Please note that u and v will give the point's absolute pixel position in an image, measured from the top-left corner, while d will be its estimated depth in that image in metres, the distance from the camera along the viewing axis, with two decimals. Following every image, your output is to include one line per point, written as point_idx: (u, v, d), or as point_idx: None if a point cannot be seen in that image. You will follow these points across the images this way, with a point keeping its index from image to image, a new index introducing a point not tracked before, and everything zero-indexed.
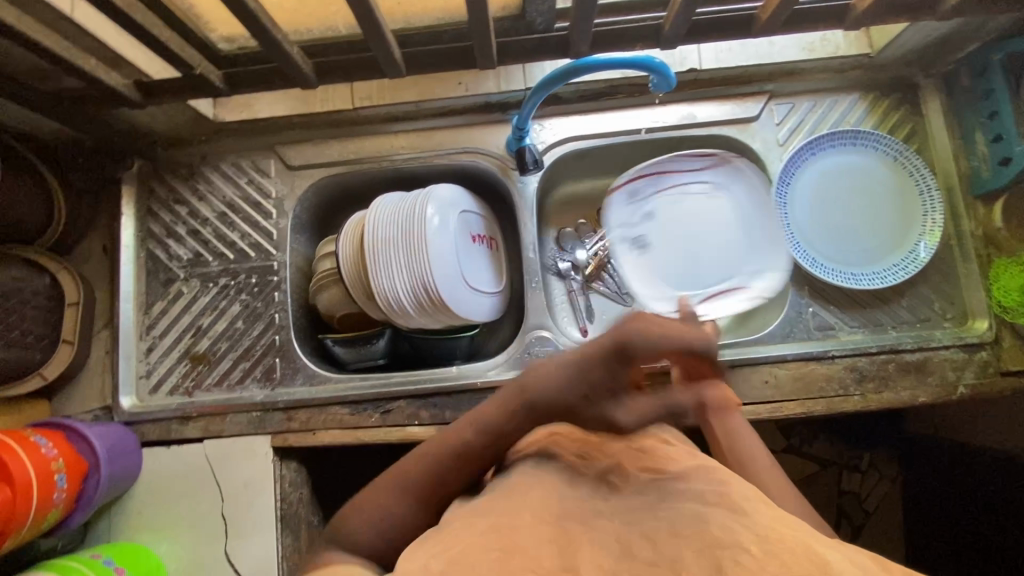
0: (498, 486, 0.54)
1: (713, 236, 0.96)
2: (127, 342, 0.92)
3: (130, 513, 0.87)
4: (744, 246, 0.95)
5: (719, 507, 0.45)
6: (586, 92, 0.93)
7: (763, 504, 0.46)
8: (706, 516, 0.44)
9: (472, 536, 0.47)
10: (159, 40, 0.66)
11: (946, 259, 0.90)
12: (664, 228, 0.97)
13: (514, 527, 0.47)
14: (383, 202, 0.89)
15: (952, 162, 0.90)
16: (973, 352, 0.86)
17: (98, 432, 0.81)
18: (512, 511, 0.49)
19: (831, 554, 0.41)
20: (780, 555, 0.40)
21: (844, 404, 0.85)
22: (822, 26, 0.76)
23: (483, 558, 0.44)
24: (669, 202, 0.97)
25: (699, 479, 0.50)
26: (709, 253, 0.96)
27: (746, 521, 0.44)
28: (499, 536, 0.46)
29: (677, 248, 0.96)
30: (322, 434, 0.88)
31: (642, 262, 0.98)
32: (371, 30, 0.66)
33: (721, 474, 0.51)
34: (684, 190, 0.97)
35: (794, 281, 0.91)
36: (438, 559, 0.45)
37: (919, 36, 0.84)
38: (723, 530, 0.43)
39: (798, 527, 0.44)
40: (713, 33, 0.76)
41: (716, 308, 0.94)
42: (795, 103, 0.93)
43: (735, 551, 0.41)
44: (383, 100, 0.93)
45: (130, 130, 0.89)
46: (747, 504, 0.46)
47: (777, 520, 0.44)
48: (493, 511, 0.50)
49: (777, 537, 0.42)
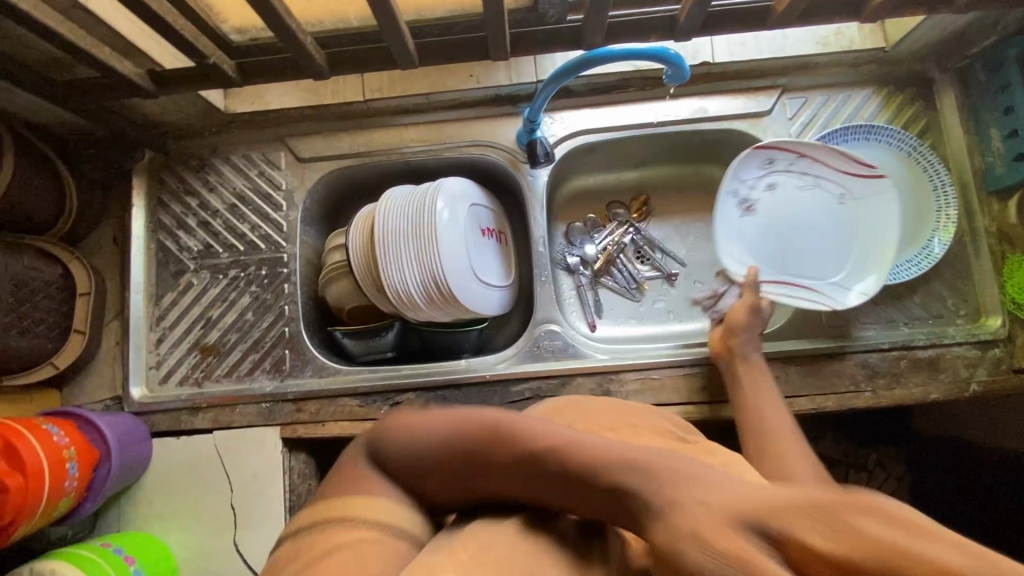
0: None
1: (814, 232, 0.91)
2: (137, 333, 0.92)
3: (140, 503, 0.87)
4: (837, 255, 0.90)
5: None
6: (597, 85, 0.93)
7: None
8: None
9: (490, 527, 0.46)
10: (175, 29, 0.66)
11: (960, 255, 0.89)
12: (777, 205, 0.92)
13: (532, 517, 0.47)
14: (393, 194, 0.89)
15: (966, 157, 0.89)
16: (985, 349, 0.85)
17: (109, 421, 0.81)
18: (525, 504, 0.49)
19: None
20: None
21: (855, 400, 0.85)
22: (838, 18, 0.76)
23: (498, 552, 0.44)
24: (797, 185, 0.91)
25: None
26: (800, 248, 0.91)
27: None
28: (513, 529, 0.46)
29: (774, 229, 0.92)
30: (332, 426, 0.88)
31: (740, 225, 0.91)
32: (385, 20, 0.66)
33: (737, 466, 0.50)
34: (812, 177, 0.91)
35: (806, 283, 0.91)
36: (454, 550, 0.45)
37: (936, 29, 0.84)
38: None
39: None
40: (728, 24, 0.75)
41: (790, 296, 0.87)
42: (807, 98, 0.93)
43: None
44: (394, 92, 0.93)
45: (141, 121, 0.90)
46: None
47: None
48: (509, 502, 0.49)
49: None
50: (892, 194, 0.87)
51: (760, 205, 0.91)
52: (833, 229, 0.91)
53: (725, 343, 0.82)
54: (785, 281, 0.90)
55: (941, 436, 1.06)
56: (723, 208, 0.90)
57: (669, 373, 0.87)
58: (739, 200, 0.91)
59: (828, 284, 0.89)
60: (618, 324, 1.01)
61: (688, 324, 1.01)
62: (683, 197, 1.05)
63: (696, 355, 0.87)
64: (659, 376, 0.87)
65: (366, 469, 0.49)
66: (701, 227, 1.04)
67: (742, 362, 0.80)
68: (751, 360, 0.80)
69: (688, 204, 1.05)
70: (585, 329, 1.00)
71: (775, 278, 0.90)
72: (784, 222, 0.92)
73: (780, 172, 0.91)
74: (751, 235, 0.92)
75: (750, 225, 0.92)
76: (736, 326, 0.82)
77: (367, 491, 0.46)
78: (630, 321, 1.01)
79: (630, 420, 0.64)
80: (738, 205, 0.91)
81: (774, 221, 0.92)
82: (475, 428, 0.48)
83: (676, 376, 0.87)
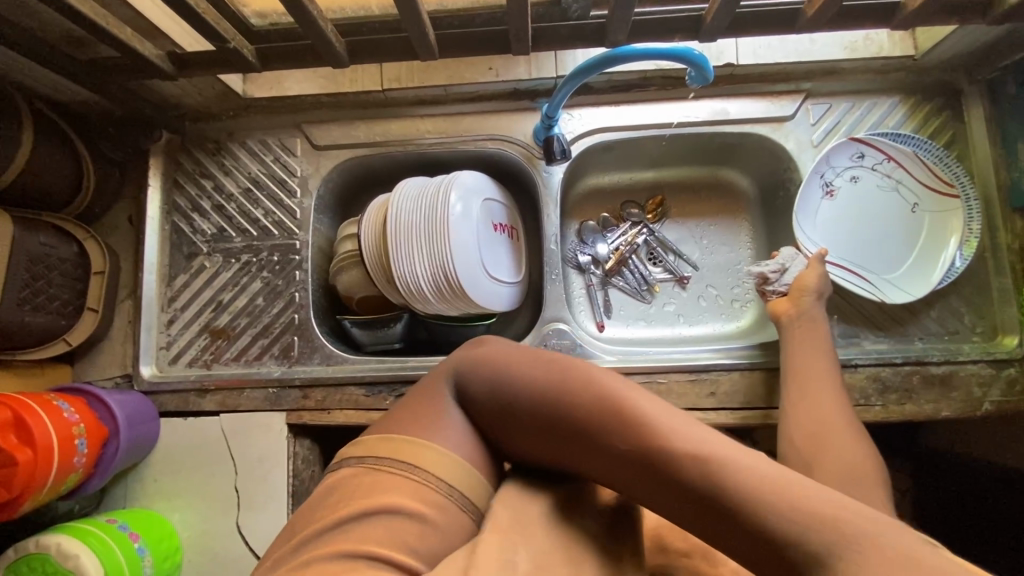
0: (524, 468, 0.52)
1: (883, 231, 0.90)
2: (148, 313, 0.93)
3: (146, 481, 0.88)
4: (897, 255, 0.89)
5: None
6: (618, 82, 0.91)
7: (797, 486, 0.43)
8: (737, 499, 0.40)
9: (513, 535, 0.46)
10: (196, 12, 0.65)
11: (979, 271, 0.87)
12: (855, 198, 0.91)
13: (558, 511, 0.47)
14: (408, 185, 0.89)
15: (991, 171, 0.87)
16: (1000, 368, 0.84)
17: (119, 400, 0.82)
18: None
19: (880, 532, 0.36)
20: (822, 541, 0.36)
21: (864, 414, 0.83)
22: (869, 24, 0.74)
23: None
24: (878, 184, 0.90)
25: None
26: (860, 245, 0.90)
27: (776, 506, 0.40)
28: None
29: (845, 221, 0.91)
30: (338, 413, 0.88)
31: (817, 208, 0.91)
32: (407, 11, 0.66)
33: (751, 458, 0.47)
34: (893, 179, 0.90)
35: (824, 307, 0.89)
36: None
37: (967, 39, 0.82)
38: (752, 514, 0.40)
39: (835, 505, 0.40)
40: (756, 27, 0.74)
41: (845, 280, 0.88)
42: (832, 104, 0.91)
43: None
44: (412, 82, 0.92)
45: (161, 102, 0.90)
46: None
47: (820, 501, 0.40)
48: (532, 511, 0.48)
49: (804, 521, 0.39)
50: (961, 213, 0.87)
51: (840, 192, 0.91)
52: (903, 228, 0.89)
53: (795, 303, 0.80)
54: (846, 266, 0.89)
55: (948, 453, 1.05)
56: (806, 190, 0.90)
57: (676, 378, 0.86)
58: (820, 185, 0.90)
59: (886, 279, 0.89)
60: (627, 326, 1.00)
61: (698, 328, 1.00)
62: (699, 199, 1.04)
63: (705, 361, 0.87)
64: (666, 380, 0.87)
65: (443, 392, 0.55)
66: (716, 231, 1.03)
67: (803, 321, 0.79)
68: (811, 320, 0.78)
69: (703, 207, 1.04)
70: (593, 330, 0.99)
71: (844, 265, 0.90)
72: (862, 212, 0.91)
73: (866, 168, 0.90)
74: (827, 219, 0.91)
75: (827, 210, 0.91)
76: (809, 287, 0.80)
77: (427, 425, 0.53)
78: (639, 323, 1.01)
79: None
80: (818, 189, 0.90)
81: (851, 207, 0.91)
82: (539, 382, 0.52)
83: (684, 382, 0.86)
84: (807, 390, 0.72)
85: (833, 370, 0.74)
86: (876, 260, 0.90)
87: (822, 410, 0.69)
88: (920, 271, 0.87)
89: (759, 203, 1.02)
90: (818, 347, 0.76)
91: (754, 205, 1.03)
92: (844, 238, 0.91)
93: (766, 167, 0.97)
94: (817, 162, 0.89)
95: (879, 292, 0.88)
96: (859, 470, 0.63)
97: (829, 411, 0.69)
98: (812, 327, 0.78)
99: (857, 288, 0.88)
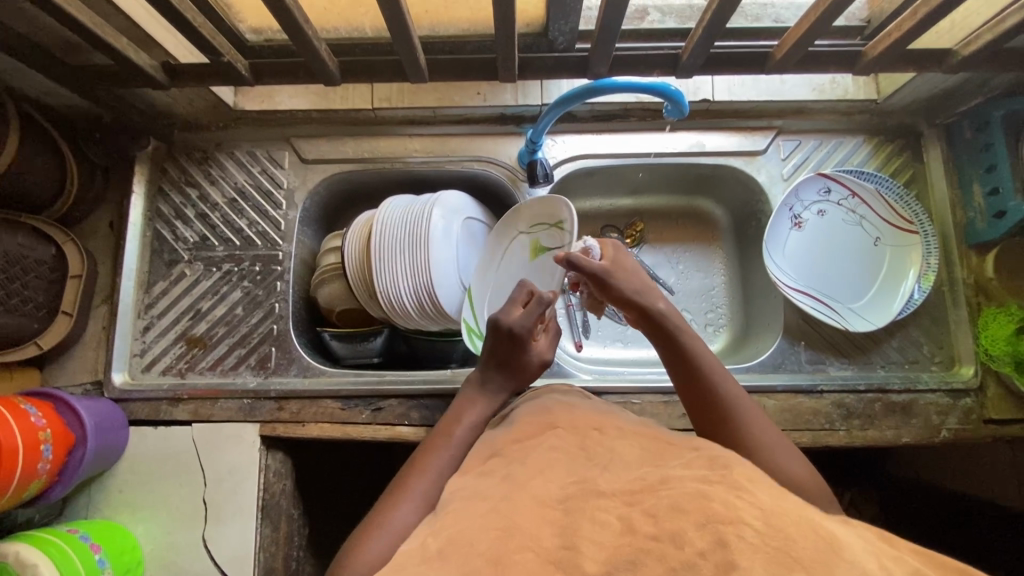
0: (498, 475, 0.52)
1: (846, 263, 0.94)
2: (125, 319, 0.92)
3: (110, 491, 0.86)
4: (861, 286, 0.93)
5: (720, 485, 0.43)
6: (599, 113, 0.95)
7: (765, 484, 0.45)
8: (709, 493, 0.42)
9: (472, 519, 0.45)
10: (193, 25, 0.68)
11: (938, 304, 0.92)
12: (822, 231, 0.95)
13: (511, 512, 0.44)
14: (393, 204, 0.90)
15: (948, 210, 0.92)
16: (957, 398, 0.87)
17: (87, 406, 0.81)
18: (511, 495, 0.47)
19: (832, 535, 0.39)
20: (782, 529, 0.38)
21: (830, 438, 0.86)
22: (835, 70, 0.79)
23: (483, 540, 0.41)
24: (843, 219, 0.95)
25: (698, 465, 0.48)
26: (825, 276, 0.94)
27: (747, 497, 0.42)
28: (499, 519, 0.44)
29: (811, 251, 0.95)
30: (312, 427, 0.88)
31: (787, 238, 0.94)
32: (399, 35, 0.68)
33: (721, 460, 0.48)
34: (857, 215, 0.94)
35: (792, 335, 0.92)
36: (439, 544, 0.43)
37: (925, 87, 0.88)
38: (726, 506, 0.40)
39: (797, 505, 0.43)
40: (731, 66, 0.78)
41: (812, 308, 0.91)
42: (801, 140, 0.96)
43: (738, 526, 0.39)
44: (402, 103, 0.95)
45: (150, 111, 0.91)
46: (748, 484, 0.44)
47: (783, 499, 0.42)
48: (491, 496, 0.47)
49: (779, 510, 0.40)
50: (921, 248, 0.91)
51: (802, 224, 0.95)
52: (866, 262, 0.94)
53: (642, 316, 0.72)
54: (815, 295, 0.93)
55: (913, 483, 1.07)
56: (777, 221, 0.94)
57: (649, 398, 0.88)
58: (791, 217, 0.94)
59: (847, 308, 0.92)
60: (603, 346, 1.03)
61: None
62: (675, 227, 1.08)
63: None
64: (639, 401, 0.88)
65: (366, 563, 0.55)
66: (692, 257, 1.07)
67: (664, 335, 0.71)
68: (680, 330, 0.71)
69: (680, 233, 1.08)
70: (570, 349, 1.01)
71: (807, 291, 0.93)
72: (824, 246, 0.95)
73: (832, 203, 0.95)
74: (794, 252, 0.95)
75: (794, 240, 0.95)
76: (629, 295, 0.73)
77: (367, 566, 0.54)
78: (615, 344, 1.03)
79: (617, 423, 0.62)
80: (784, 227, 0.94)
81: (813, 241, 0.95)
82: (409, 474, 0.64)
83: (657, 402, 0.88)
84: (720, 407, 0.65)
85: (722, 375, 0.68)
86: (840, 292, 0.93)
87: (741, 415, 0.64)
88: (882, 303, 0.91)
89: (732, 231, 1.07)
90: (705, 358, 0.68)
91: (727, 234, 1.07)
92: (809, 271, 0.94)
93: (738, 199, 1.02)
94: (787, 195, 0.93)
95: (842, 321, 0.91)
96: (810, 480, 0.60)
97: (750, 413, 0.65)
98: (672, 350, 0.70)
99: (824, 316, 0.91)
